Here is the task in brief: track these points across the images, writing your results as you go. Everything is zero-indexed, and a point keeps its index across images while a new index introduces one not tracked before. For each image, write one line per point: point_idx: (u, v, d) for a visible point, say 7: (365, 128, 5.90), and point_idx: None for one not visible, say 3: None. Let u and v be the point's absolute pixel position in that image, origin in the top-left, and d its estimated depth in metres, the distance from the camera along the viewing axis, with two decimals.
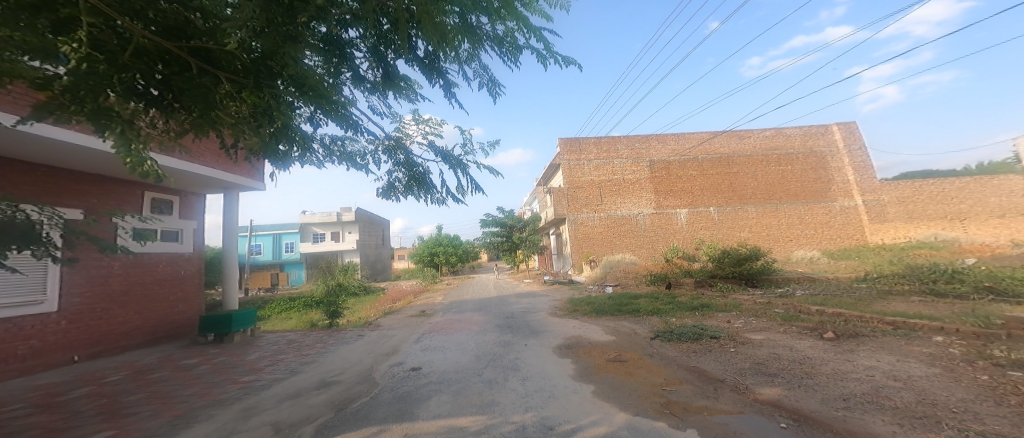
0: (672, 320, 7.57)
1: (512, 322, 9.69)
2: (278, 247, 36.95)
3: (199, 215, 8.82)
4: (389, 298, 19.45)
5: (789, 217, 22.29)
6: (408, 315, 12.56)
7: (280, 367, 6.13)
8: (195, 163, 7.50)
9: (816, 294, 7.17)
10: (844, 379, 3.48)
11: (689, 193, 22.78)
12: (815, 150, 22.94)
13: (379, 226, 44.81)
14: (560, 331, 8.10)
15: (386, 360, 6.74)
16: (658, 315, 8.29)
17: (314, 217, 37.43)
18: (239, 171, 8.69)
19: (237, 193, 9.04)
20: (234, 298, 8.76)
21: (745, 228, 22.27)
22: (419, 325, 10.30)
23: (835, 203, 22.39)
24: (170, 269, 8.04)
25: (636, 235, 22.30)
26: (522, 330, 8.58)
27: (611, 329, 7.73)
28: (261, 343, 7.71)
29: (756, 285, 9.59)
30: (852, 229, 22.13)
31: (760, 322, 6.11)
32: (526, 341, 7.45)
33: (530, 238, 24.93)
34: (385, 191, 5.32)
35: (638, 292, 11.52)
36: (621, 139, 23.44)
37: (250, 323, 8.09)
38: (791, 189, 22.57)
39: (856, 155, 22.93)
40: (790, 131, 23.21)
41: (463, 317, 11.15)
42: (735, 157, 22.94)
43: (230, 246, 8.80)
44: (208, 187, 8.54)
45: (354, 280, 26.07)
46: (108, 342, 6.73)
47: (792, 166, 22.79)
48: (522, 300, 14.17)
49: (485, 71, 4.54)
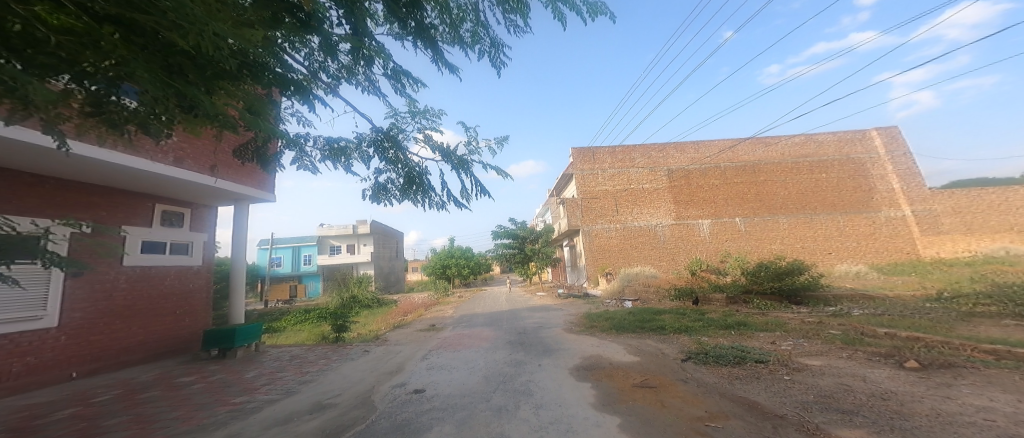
0: (705, 340, 6.73)
1: (527, 339, 9.02)
2: (296, 259, 37.47)
3: (211, 227, 8.64)
4: (401, 310, 19.04)
5: (825, 228, 20.82)
6: (418, 329, 12.04)
7: (276, 386, 5.66)
8: (205, 174, 7.27)
9: (878, 314, 6.26)
10: (952, 424, 2.71)
11: (712, 202, 21.70)
12: (851, 157, 21.58)
13: (394, 238, 45.02)
14: (579, 350, 7.36)
15: (390, 380, 6.19)
16: (688, 333, 7.46)
17: (332, 229, 37.99)
18: (251, 183, 8.46)
19: (248, 205, 8.80)
20: (241, 313, 8.42)
21: (776, 240, 20.94)
22: (428, 341, 9.72)
23: (878, 213, 20.81)
24: (177, 282, 7.78)
25: (657, 247, 21.28)
26: (537, 348, 7.89)
27: (636, 349, 6.95)
28: (262, 358, 7.31)
29: (800, 303, 8.59)
30: (898, 241, 20.40)
31: (816, 345, 5.32)
32: (541, 361, 6.77)
33: (544, 250, 24.22)
34: (375, 194, 4.93)
35: (662, 307, 10.64)
36: (639, 148, 22.75)
37: (255, 338, 7.71)
38: (825, 198, 21.17)
39: (898, 162, 21.40)
40: (822, 138, 21.97)
41: (473, 332, 10.52)
42: (762, 165, 21.82)
43: (239, 258, 8.53)
44: (219, 199, 8.31)
45: (368, 292, 25.89)
46: (108, 358, 6.44)
47: (826, 174, 21.44)
48: (535, 314, 13.44)
49: (487, 40, 4.36)
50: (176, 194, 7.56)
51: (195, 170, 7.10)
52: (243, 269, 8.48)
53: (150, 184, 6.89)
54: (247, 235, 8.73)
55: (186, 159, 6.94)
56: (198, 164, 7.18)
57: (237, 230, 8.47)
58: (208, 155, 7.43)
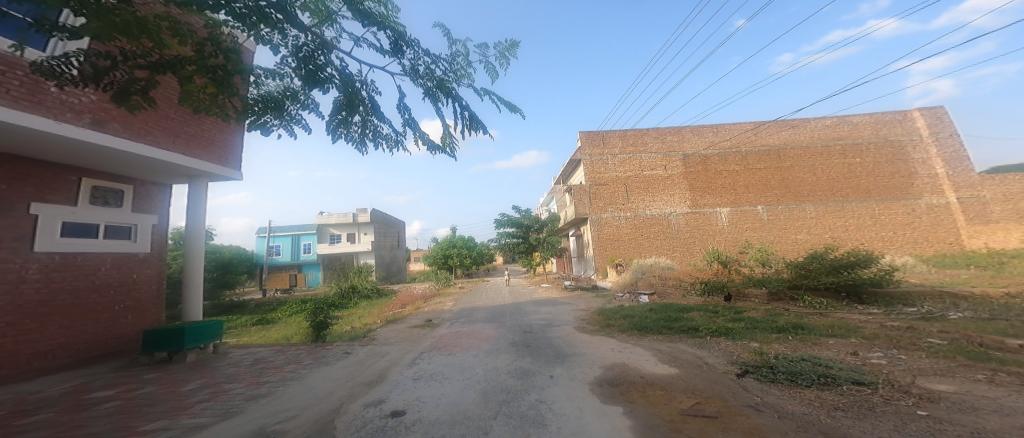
0: (756, 346, 5.41)
1: (533, 339, 7.80)
2: (296, 248, 36.40)
3: (163, 208, 7.57)
4: (398, 302, 17.95)
5: (859, 217, 19.29)
6: (411, 325, 10.86)
7: (215, 405, 4.44)
8: (138, 141, 6.04)
9: (986, 319, 5.01)
10: None
11: (731, 189, 20.21)
12: (891, 139, 19.92)
13: (395, 227, 43.91)
14: (597, 356, 6.14)
15: (364, 396, 4.95)
16: (729, 337, 6.13)
17: (331, 218, 36.92)
18: (204, 154, 7.22)
19: (206, 182, 7.61)
20: (199, 307, 7.24)
21: (801, 229, 19.49)
22: (420, 340, 8.52)
23: (920, 200, 19.22)
24: (114, 273, 6.66)
25: (669, 237, 19.91)
26: (546, 352, 6.65)
27: (669, 356, 5.67)
28: (217, 363, 6.15)
29: (865, 301, 7.20)
30: (942, 231, 18.81)
31: (925, 361, 3.98)
32: (553, 371, 5.54)
33: (549, 240, 22.92)
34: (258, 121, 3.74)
35: (685, 303, 9.37)
36: (651, 131, 21.17)
37: (212, 337, 6.58)
38: (861, 185, 19.59)
39: (945, 144, 19.66)
40: (857, 119, 20.27)
41: (473, 329, 9.29)
42: (789, 149, 20.22)
43: (195, 241, 7.31)
44: (168, 175, 7.12)
45: (369, 282, 24.81)
46: (17, 365, 5.31)
47: (862, 158, 19.82)
48: (541, 309, 12.18)
49: None
50: (105, 167, 6.38)
51: (123, 136, 5.85)
52: (200, 256, 7.28)
53: (70, 152, 5.68)
54: (206, 217, 7.52)
55: (110, 122, 5.68)
56: (129, 129, 5.93)
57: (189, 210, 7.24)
58: (143, 118, 6.18)
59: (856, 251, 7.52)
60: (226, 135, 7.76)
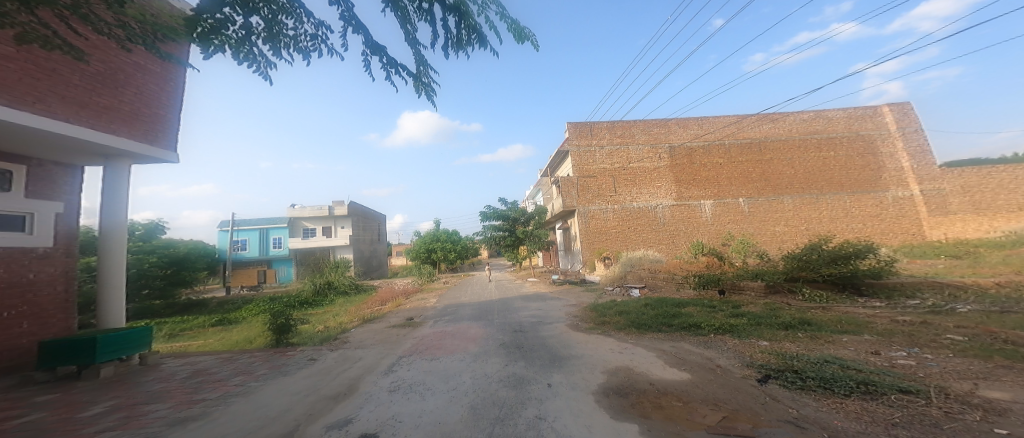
0: (768, 345, 5.00)
1: (524, 339, 7.22)
2: (265, 243, 34.26)
3: (71, 195, 6.60)
4: (377, 299, 16.97)
5: (833, 210, 19.91)
6: (390, 325, 10.03)
7: (126, 433, 3.58)
8: (23, 109, 4.92)
9: (999, 312, 4.86)
10: None
11: (714, 182, 20.30)
12: (862, 133, 20.54)
13: (374, 220, 42.22)
14: (597, 359, 5.66)
15: (327, 414, 4.18)
16: (735, 335, 5.76)
17: (305, 210, 34.85)
18: (122, 130, 6.14)
19: (128, 164, 6.54)
20: (121, 312, 6.26)
21: (780, 221, 19.92)
22: (399, 341, 7.76)
23: (887, 193, 20.00)
24: (3, 272, 5.64)
25: (654, 229, 19.84)
26: (541, 356, 6.07)
27: (679, 360, 5.22)
28: (141, 379, 5.19)
29: (864, 292, 7.01)
30: (907, 222, 19.72)
31: (957, 362, 3.62)
32: (550, 378, 4.98)
33: (536, 233, 22.41)
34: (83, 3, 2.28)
35: (679, 298, 9.11)
36: (637, 122, 20.89)
37: (131, 349, 5.60)
38: (834, 178, 20.19)
39: (911, 139, 20.48)
40: (831, 114, 20.80)
41: (458, 328, 8.61)
42: (769, 142, 20.53)
43: (114, 237, 6.25)
44: (75, 152, 6.02)
45: (346, 278, 23.55)
46: None
47: (836, 152, 20.39)
48: (530, 304, 11.62)
49: None
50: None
51: (1, 102, 4.72)
52: (121, 257, 6.26)
53: None
54: (128, 209, 6.48)
55: None
56: (11, 94, 4.81)
57: (107, 202, 6.19)
58: (31, 82, 5.05)
59: (854, 242, 7.33)
60: (153, 110, 6.68)
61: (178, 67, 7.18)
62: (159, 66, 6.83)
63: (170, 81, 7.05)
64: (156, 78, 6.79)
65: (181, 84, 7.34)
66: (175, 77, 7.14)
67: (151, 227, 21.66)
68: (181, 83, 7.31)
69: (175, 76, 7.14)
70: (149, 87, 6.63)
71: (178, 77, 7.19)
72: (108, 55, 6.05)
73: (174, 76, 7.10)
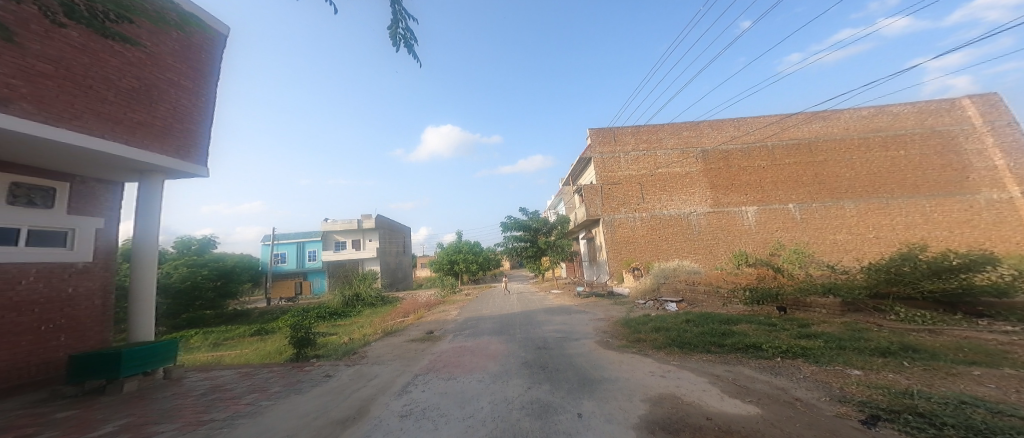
0: (870, 379, 3.98)
1: (550, 358, 6.48)
2: (302, 256, 35.67)
3: (112, 210, 6.75)
4: (399, 311, 16.79)
5: (903, 215, 17.65)
6: (410, 339, 9.61)
7: None
8: (58, 126, 4.98)
9: None
10: None
11: (758, 187, 18.64)
12: (938, 129, 18.24)
13: (400, 233, 43.08)
14: (637, 384, 4.82)
15: None
16: (812, 360, 4.79)
17: (337, 224, 36.06)
18: (155, 145, 6.20)
19: (161, 178, 6.61)
20: (150, 326, 6.22)
21: (839, 228, 17.89)
22: (418, 358, 7.26)
23: (977, 195, 17.42)
24: (42, 287, 5.71)
25: (690, 238, 18.45)
26: (572, 378, 5.31)
27: (740, 388, 4.30)
28: (160, 395, 4.99)
29: (981, 316, 5.74)
30: (1007, 229, 17.01)
31: None
32: (579, 407, 4.24)
33: (559, 243, 21.54)
34: None
35: (727, 313, 8.07)
36: (665, 126, 19.83)
37: (156, 362, 5.44)
38: (904, 179, 18.03)
39: (1002, 133, 17.91)
40: (898, 109, 18.67)
41: (478, 344, 8.00)
42: (820, 142, 18.69)
43: (147, 250, 6.30)
44: (113, 169, 6.15)
45: (374, 289, 23.72)
46: None
47: (906, 151, 18.23)
48: (555, 318, 10.85)
49: None
50: (25, 159, 5.42)
51: (36, 119, 4.77)
52: (152, 268, 6.24)
53: None
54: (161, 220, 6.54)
55: (18, 101, 4.61)
56: (47, 111, 4.87)
57: (140, 215, 6.22)
58: (69, 99, 5.14)
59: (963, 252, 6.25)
60: (185, 124, 6.76)
61: (209, 83, 7.32)
62: (191, 82, 6.95)
63: (201, 97, 7.17)
64: (189, 94, 6.90)
65: (213, 99, 7.48)
66: (206, 93, 7.27)
67: (205, 242, 22.96)
68: (212, 98, 7.44)
69: (206, 92, 7.26)
70: (182, 102, 6.74)
71: (209, 92, 7.32)
72: (144, 72, 6.18)
73: (206, 91, 7.22)
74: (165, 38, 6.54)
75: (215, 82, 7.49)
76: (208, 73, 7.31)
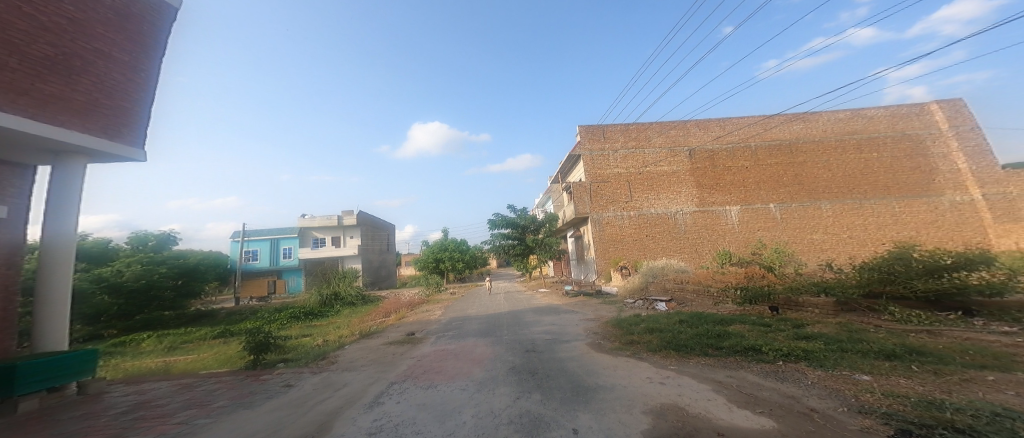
0: (873, 384, 3.70)
1: (537, 363, 6.02)
2: (275, 253, 33.93)
3: (17, 198, 5.83)
4: (379, 311, 15.97)
5: (876, 216, 18.25)
6: (387, 342, 8.95)
7: None
8: None
9: None
10: None
11: (740, 186, 18.83)
12: (908, 133, 18.92)
13: (383, 230, 41.73)
14: (633, 393, 4.43)
15: None
16: (817, 363, 4.50)
17: (314, 220, 34.46)
18: (74, 123, 5.35)
19: (83, 161, 5.78)
20: (62, 332, 5.45)
21: (817, 228, 18.30)
22: (395, 363, 6.64)
23: (943, 197, 18.17)
24: None
25: (675, 237, 18.46)
26: (563, 386, 4.86)
27: (747, 395, 3.96)
28: (64, 417, 4.26)
29: (972, 314, 5.74)
30: (968, 230, 17.87)
31: None
32: (575, 420, 3.78)
33: (546, 241, 21.17)
34: None
35: (717, 313, 7.91)
36: (653, 124, 19.72)
37: (65, 377, 4.88)
38: (877, 181, 18.60)
39: (966, 138, 18.70)
40: (872, 113, 19.26)
41: (462, 347, 7.45)
42: (800, 144, 19.05)
43: (62, 242, 5.49)
44: (20, 148, 5.26)
45: (354, 288, 22.69)
46: None
47: (879, 153, 18.81)
48: (542, 318, 10.43)
49: None
50: None
51: None
52: (68, 263, 5.48)
53: None
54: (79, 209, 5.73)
55: None
56: None
57: (52, 208, 5.38)
58: None
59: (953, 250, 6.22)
60: (115, 101, 5.90)
61: (151, 58, 6.44)
62: (127, 56, 6.07)
63: (140, 73, 6.30)
64: (122, 68, 6.02)
65: (155, 76, 6.61)
66: (147, 68, 6.40)
67: (163, 238, 21.40)
68: (154, 75, 6.56)
69: (147, 67, 6.39)
70: (112, 76, 5.87)
71: (151, 68, 6.45)
72: (62, 38, 5.24)
73: (146, 67, 6.35)
74: (96, 3, 5.62)
75: (159, 57, 6.60)
76: (151, 47, 6.43)
